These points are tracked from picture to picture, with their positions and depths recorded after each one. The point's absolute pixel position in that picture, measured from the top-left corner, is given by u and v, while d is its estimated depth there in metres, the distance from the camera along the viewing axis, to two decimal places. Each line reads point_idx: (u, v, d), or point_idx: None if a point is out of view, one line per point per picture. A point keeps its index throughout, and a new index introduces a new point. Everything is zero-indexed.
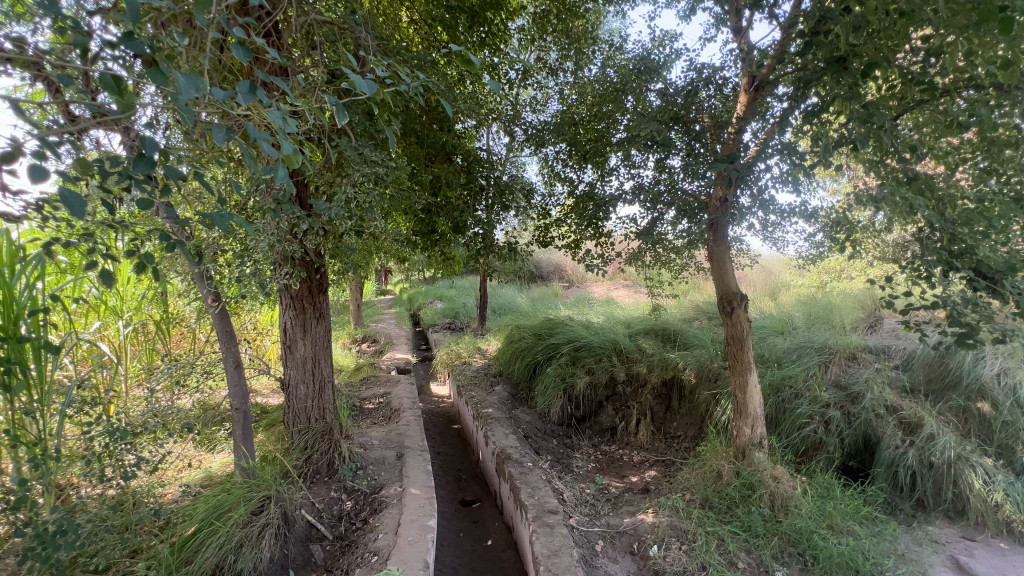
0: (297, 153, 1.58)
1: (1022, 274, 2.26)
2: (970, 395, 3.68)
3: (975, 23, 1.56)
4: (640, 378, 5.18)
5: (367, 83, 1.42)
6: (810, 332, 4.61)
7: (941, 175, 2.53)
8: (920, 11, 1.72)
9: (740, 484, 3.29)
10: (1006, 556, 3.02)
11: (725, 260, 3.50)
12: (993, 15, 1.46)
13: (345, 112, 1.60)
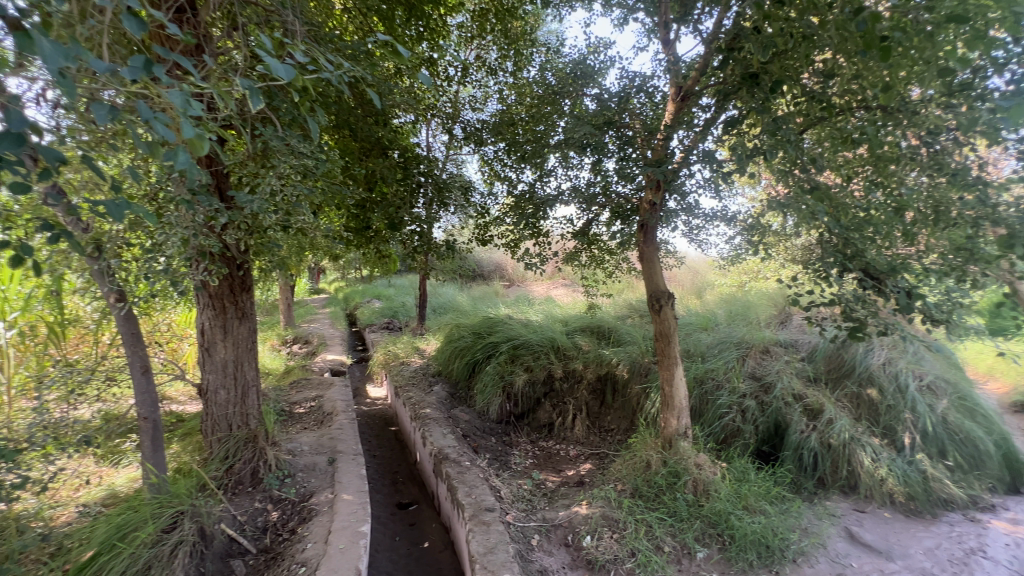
0: (204, 137, 1.47)
1: (901, 274, 2.56)
2: (861, 383, 4.12)
3: (862, 50, 1.75)
4: (576, 375, 5.34)
5: (284, 67, 1.38)
6: (731, 328, 4.98)
7: (838, 186, 2.82)
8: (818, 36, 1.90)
9: (667, 472, 3.48)
10: (889, 523, 3.41)
11: (653, 259, 3.64)
12: (876, 42, 1.64)
13: (259, 97, 1.58)
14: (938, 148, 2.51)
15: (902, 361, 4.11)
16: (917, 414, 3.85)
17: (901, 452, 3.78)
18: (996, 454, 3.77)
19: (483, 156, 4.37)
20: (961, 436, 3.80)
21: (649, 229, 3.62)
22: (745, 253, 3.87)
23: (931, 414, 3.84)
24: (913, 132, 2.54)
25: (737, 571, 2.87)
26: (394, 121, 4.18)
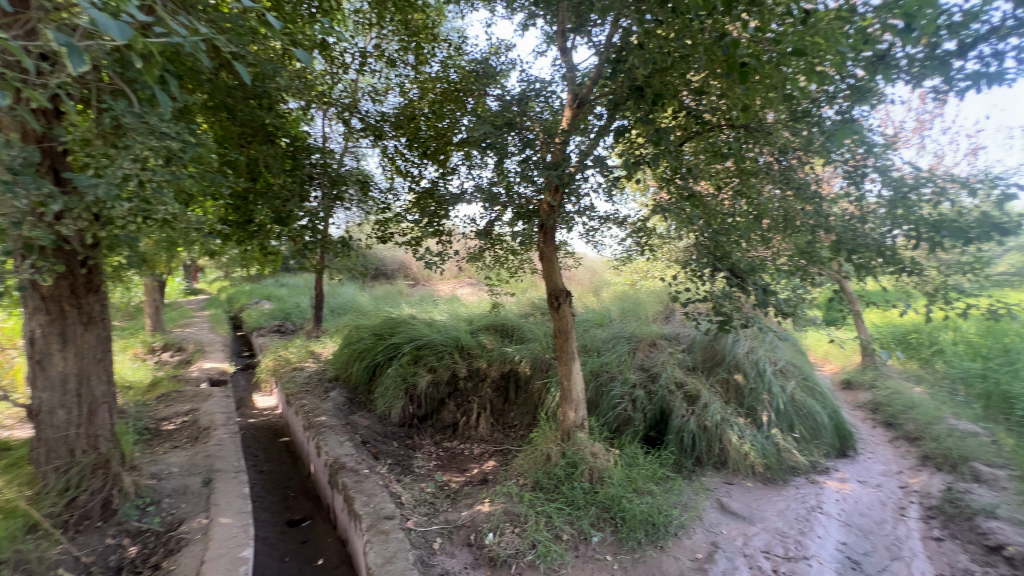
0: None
1: (758, 274, 2.92)
2: (730, 369, 4.68)
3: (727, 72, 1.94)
4: (480, 373, 5.36)
5: (113, 26, 1.23)
6: (623, 323, 5.35)
7: (710, 195, 3.15)
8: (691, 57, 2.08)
9: (565, 463, 3.64)
10: (752, 491, 3.89)
11: (552, 258, 3.80)
12: (737, 67, 1.85)
13: (77, 57, 1.37)
14: (786, 165, 2.92)
15: (760, 350, 4.76)
16: (772, 394, 4.45)
17: (760, 429, 4.34)
18: (830, 425, 4.48)
19: (384, 150, 4.20)
20: (804, 412, 4.47)
21: (549, 231, 3.78)
22: (635, 253, 4.18)
23: (782, 394, 4.47)
24: (769, 150, 2.93)
25: (627, 550, 3.07)
26: (282, 106, 3.84)
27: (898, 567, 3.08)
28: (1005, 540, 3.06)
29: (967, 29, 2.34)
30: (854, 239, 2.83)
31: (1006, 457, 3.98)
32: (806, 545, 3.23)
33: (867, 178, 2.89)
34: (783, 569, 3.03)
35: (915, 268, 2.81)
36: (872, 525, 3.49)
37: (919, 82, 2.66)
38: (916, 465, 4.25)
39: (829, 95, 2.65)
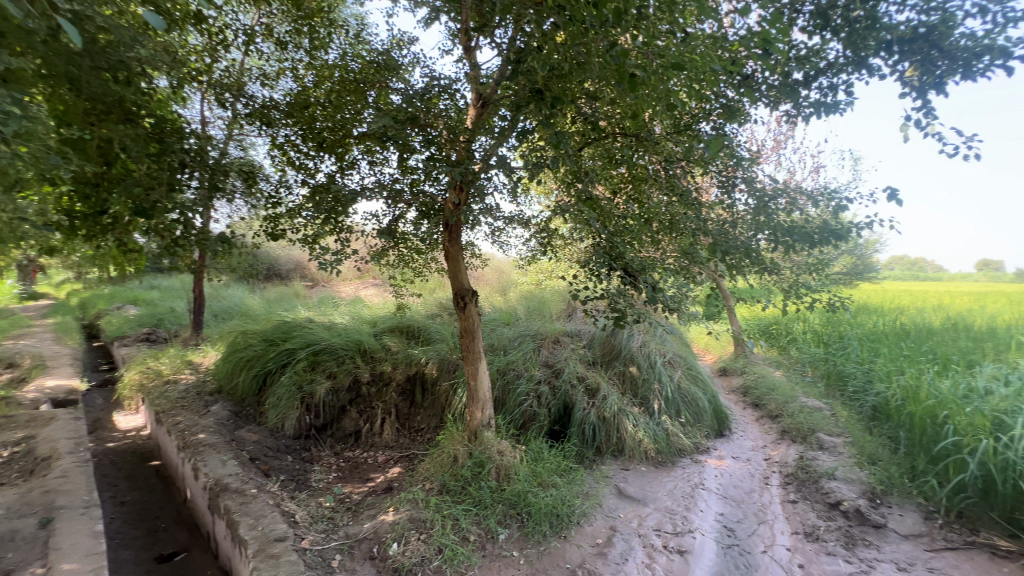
0: None
1: (649, 273, 3.14)
2: (626, 362, 5.03)
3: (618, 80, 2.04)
4: (385, 377, 5.13)
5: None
6: (529, 321, 5.48)
7: (607, 199, 3.34)
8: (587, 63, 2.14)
9: (473, 463, 3.62)
10: (645, 474, 4.19)
11: (457, 258, 3.72)
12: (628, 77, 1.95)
13: None
14: (672, 173, 3.19)
15: (652, 343, 5.18)
16: (662, 384, 4.86)
17: (652, 416, 4.70)
18: (710, 409, 4.99)
19: (274, 139, 3.85)
20: (689, 398, 4.93)
21: (455, 231, 3.69)
22: (539, 254, 4.29)
23: (670, 383, 4.89)
24: (657, 158, 3.17)
25: (533, 543, 3.14)
26: (145, 82, 3.34)
27: (764, 530, 3.50)
28: (842, 496, 3.55)
29: (811, 64, 2.77)
30: (727, 241, 3.16)
31: (841, 426, 4.73)
32: (691, 519, 3.54)
33: (736, 187, 3.26)
34: (672, 544, 3.29)
35: (773, 268, 3.23)
36: (744, 495, 3.93)
37: (775, 105, 3.07)
38: (776, 439, 4.88)
39: (707, 112, 2.99)
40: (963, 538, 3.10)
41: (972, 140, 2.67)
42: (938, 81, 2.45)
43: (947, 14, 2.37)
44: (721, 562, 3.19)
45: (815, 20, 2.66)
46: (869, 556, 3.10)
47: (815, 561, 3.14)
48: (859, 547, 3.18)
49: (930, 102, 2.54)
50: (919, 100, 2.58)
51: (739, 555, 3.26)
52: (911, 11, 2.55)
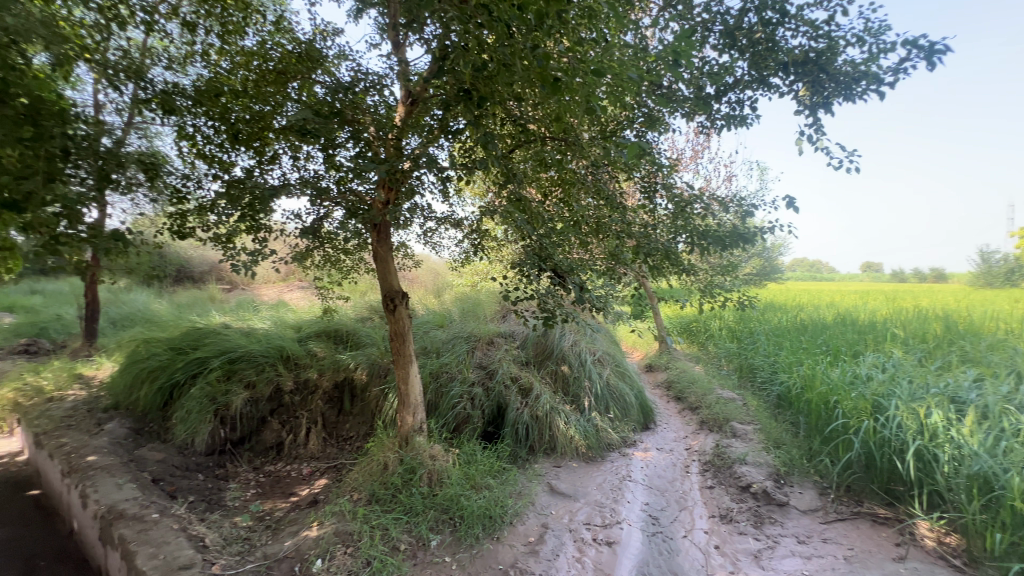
0: None
1: (577, 274, 3.22)
2: (558, 362, 5.14)
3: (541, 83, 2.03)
4: (310, 385, 4.87)
5: None
6: (463, 323, 5.45)
7: (538, 202, 3.40)
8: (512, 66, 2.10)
9: (404, 470, 3.53)
10: (577, 470, 4.29)
11: (386, 258, 3.60)
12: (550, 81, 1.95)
13: None
14: (598, 177, 3.30)
15: (582, 342, 5.33)
16: (592, 381, 5.02)
17: (583, 413, 4.84)
18: (636, 403, 5.23)
19: (180, 128, 3.50)
20: (617, 394, 5.14)
21: (385, 231, 3.58)
22: (472, 256, 4.27)
23: (600, 380, 5.06)
24: (585, 162, 3.27)
25: (465, 547, 3.10)
26: (19, 57, 2.92)
27: (685, 516, 3.70)
28: (751, 479, 3.84)
29: (721, 79, 2.99)
30: (649, 243, 3.33)
31: (751, 414, 5.14)
32: (619, 511, 3.67)
33: (658, 192, 3.45)
34: (601, 536, 3.39)
35: (691, 268, 3.44)
36: (667, 484, 4.14)
37: (691, 116, 3.28)
38: (696, 429, 5.21)
39: (631, 120, 3.13)
40: (850, 510, 3.39)
41: (853, 153, 3.16)
42: (827, 100, 2.73)
43: (832, 42, 2.65)
44: (647, 549, 3.29)
45: (724, 39, 2.87)
46: (775, 531, 3.37)
47: (729, 541, 3.36)
48: (767, 525, 3.44)
49: (820, 119, 2.83)
50: (811, 118, 2.87)
51: (662, 541, 3.39)
52: (804, 37, 2.82)
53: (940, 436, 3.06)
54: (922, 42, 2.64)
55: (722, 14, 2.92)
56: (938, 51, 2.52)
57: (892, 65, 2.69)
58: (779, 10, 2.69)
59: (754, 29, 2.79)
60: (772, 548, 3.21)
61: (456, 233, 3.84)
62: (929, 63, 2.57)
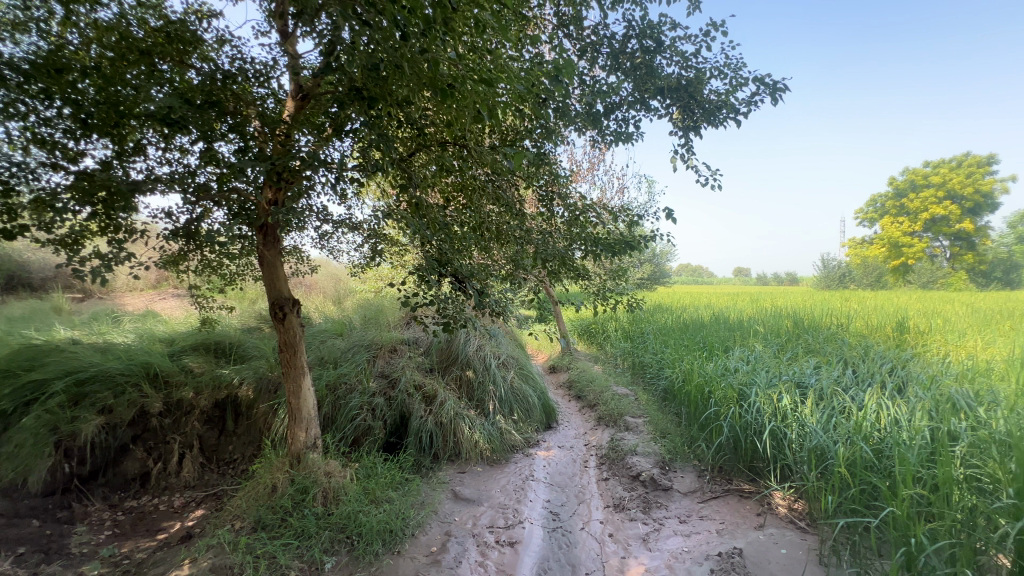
0: None
1: (478, 279, 3.24)
2: (463, 367, 5.14)
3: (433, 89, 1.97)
4: (184, 406, 4.33)
5: None
6: (364, 330, 5.22)
7: (439, 207, 3.37)
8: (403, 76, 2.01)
9: (295, 491, 3.29)
10: (481, 474, 4.32)
11: (274, 264, 3.27)
12: (440, 87, 1.89)
13: None
14: (498, 185, 3.37)
15: (487, 347, 5.39)
16: (496, 385, 5.09)
17: (487, 417, 4.89)
18: (539, 404, 5.40)
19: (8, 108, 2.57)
20: (520, 396, 5.27)
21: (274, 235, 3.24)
22: (373, 262, 4.11)
23: (504, 383, 5.16)
24: (486, 169, 3.31)
25: (364, 565, 2.96)
26: None
27: (583, 509, 3.90)
28: (641, 468, 4.16)
29: (608, 98, 3.23)
30: (546, 249, 3.46)
31: (641, 408, 5.57)
32: (522, 511, 3.77)
33: (554, 201, 3.61)
34: (504, 537, 3.44)
35: (586, 273, 3.65)
36: (567, 480, 4.33)
37: (583, 130, 3.49)
38: (594, 425, 5.52)
39: (529, 131, 3.25)
40: (722, 488, 3.81)
41: (715, 171, 3.60)
42: (696, 125, 3.08)
43: (698, 73, 2.99)
44: (547, 544, 3.40)
45: (611, 61, 3.10)
46: (661, 514, 3.67)
47: (621, 528, 3.60)
48: (654, 509, 3.74)
49: (691, 140, 3.18)
50: (684, 139, 3.21)
51: (562, 535, 3.52)
52: (676, 66, 3.15)
53: (787, 417, 3.51)
54: (768, 79, 3.07)
55: (607, 38, 3.15)
56: (779, 89, 2.96)
57: (745, 98, 3.11)
58: (655, 40, 2.97)
59: (635, 54, 3.05)
60: (658, 530, 3.50)
61: (354, 237, 3.65)
62: (773, 98, 3.01)
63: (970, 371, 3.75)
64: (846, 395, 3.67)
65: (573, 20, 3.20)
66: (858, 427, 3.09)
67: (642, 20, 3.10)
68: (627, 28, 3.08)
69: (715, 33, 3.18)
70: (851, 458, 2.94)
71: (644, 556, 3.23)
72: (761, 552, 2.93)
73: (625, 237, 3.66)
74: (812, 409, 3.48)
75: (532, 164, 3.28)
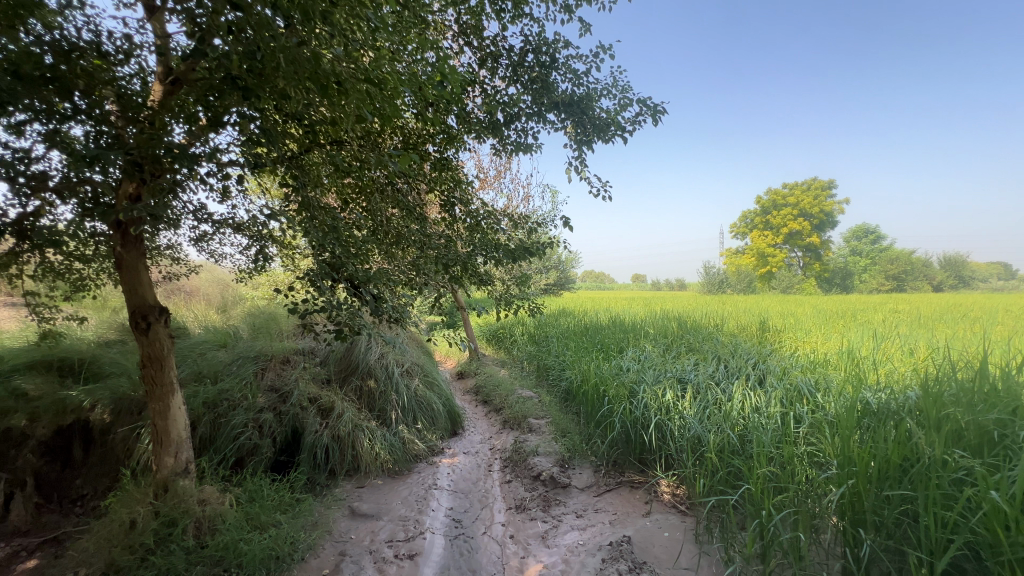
0: None
1: (374, 284, 3.07)
2: (364, 376, 4.92)
3: (316, 86, 1.82)
4: (14, 436, 3.64)
5: None
6: (251, 341, 4.78)
7: (335, 208, 3.18)
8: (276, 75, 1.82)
9: (160, 526, 2.89)
10: (381, 487, 4.15)
11: (135, 266, 2.80)
12: (326, 83, 1.77)
13: None
14: (399, 188, 3.29)
15: (390, 354, 5.22)
16: (398, 394, 4.93)
17: (389, 427, 4.72)
18: (443, 411, 5.32)
19: None
20: (424, 404, 5.16)
21: (138, 235, 2.75)
22: (261, 266, 3.77)
23: (407, 392, 5.01)
24: (385, 171, 3.20)
25: None
26: None
27: (485, 513, 3.92)
28: (542, 468, 4.29)
29: (508, 108, 3.31)
30: (448, 254, 3.42)
31: (544, 409, 5.75)
32: (423, 521, 3.69)
33: (457, 206, 3.62)
34: (403, 551, 3.34)
35: (489, 279, 3.69)
36: (471, 486, 4.32)
37: (484, 138, 3.55)
38: (499, 429, 5.58)
39: (431, 136, 3.22)
40: (616, 480, 4.05)
41: (604, 185, 3.95)
42: (588, 139, 3.30)
43: (589, 91, 3.18)
44: (448, 553, 3.35)
45: (510, 72, 3.19)
46: (559, 511, 3.82)
47: (522, 528, 3.68)
48: (553, 507, 3.87)
49: (584, 153, 3.38)
50: (578, 152, 3.40)
51: (464, 542, 3.50)
52: (570, 82, 3.33)
53: (670, 410, 3.85)
54: (650, 101, 3.37)
55: (507, 50, 3.24)
56: (658, 111, 3.25)
57: (630, 117, 3.37)
58: (550, 56, 3.12)
59: (532, 68, 3.18)
60: (556, 527, 3.63)
61: (237, 237, 3.29)
62: (654, 120, 3.31)
63: (812, 363, 4.41)
64: (718, 387, 4.12)
65: (474, 30, 3.24)
66: (726, 416, 3.47)
67: (539, 35, 3.23)
68: (524, 42, 3.19)
69: (604, 55, 3.42)
70: (720, 444, 3.29)
71: (543, 554, 3.33)
72: (647, 538, 3.17)
73: (526, 243, 3.76)
74: (690, 402, 3.85)
75: (433, 169, 3.25)
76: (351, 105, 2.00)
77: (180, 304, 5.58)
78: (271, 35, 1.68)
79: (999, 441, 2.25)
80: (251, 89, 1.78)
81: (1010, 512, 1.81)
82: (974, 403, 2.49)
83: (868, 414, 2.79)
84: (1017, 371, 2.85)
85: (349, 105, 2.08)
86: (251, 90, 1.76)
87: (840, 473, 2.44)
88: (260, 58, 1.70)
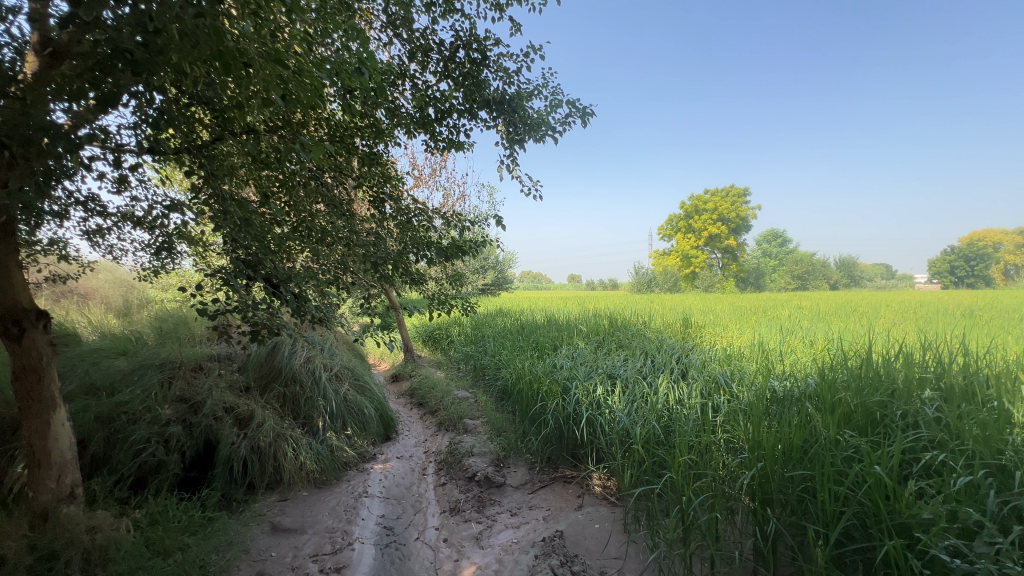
0: None
1: (297, 283, 2.85)
2: (288, 382, 4.62)
3: (217, 64, 1.62)
4: None
5: None
6: (157, 346, 4.32)
7: (253, 202, 2.93)
8: (166, 50, 1.59)
9: (37, 560, 2.53)
10: (306, 501, 3.91)
11: (6, 262, 2.41)
12: (229, 62, 1.63)
13: None
14: (323, 182, 3.12)
15: (317, 358, 4.94)
16: (326, 400, 4.67)
17: (316, 435, 4.46)
18: (375, 416, 5.12)
19: None
20: (354, 409, 4.93)
21: (8, 228, 2.36)
22: (167, 265, 3.41)
23: (335, 397, 4.77)
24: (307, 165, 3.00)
25: None
26: None
27: (419, 519, 3.82)
28: (476, 468, 4.26)
29: (440, 104, 3.25)
30: (378, 252, 3.22)
31: (480, 409, 5.69)
32: (352, 531, 3.53)
33: (387, 203, 3.49)
34: (329, 565, 3.19)
35: (421, 278, 3.55)
36: (404, 492, 4.20)
37: (415, 133, 3.46)
38: (434, 431, 5.46)
39: (360, 129, 3.09)
40: (549, 476, 4.09)
41: (535, 183, 3.73)
42: (520, 138, 3.32)
43: (520, 90, 3.22)
44: (378, 562, 3.23)
45: (442, 68, 3.14)
46: (493, 511, 3.81)
47: (455, 531, 3.63)
48: (487, 507, 3.87)
49: (516, 152, 3.40)
50: (510, 151, 3.43)
51: (395, 550, 3.39)
52: (501, 80, 3.33)
53: (600, 405, 3.95)
54: (579, 104, 3.46)
55: (437, 45, 3.18)
56: (587, 113, 3.34)
57: (561, 118, 3.44)
58: (481, 53, 3.10)
59: (463, 64, 3.14)
60: (490, 527, 3.62)
61: (136, 233, 2.97)
62: (582, 122, 3.40)
63: (728, 356, 4.74)
64: (645, 381, 4.28)
65: (403, 22, 3.16)
66: (654, 409, 3.60)
67: (470, 31, 3.20)
68: (455, 38, 3.15)
69: (535, 55, 3.45)
70: (646, 435, 3.41)
71: (476, 555, 3.31)
72: (578, 531, 3.24)
73: (461, 241, 3.70)
74: (619, 396, 3.96)
75: (363, 162, 3.11)
76: (259, 89, 1.85)
77: (72, 309, 4.93)
78: (163, 3, 1.50)
79: (881, 420, 2.54)
80: (142, 64, 1.57)
81: (889, 484, 2.05)
82: (862, 388, 2.78)
83: (776, 401, 3.04)
84: (897, 359, 3.22)
85: (258, 89, 1.91)
86: (143, 66, 1.55)
87: (751, 457, 2.62)
88: (151, 28, 1.51)
